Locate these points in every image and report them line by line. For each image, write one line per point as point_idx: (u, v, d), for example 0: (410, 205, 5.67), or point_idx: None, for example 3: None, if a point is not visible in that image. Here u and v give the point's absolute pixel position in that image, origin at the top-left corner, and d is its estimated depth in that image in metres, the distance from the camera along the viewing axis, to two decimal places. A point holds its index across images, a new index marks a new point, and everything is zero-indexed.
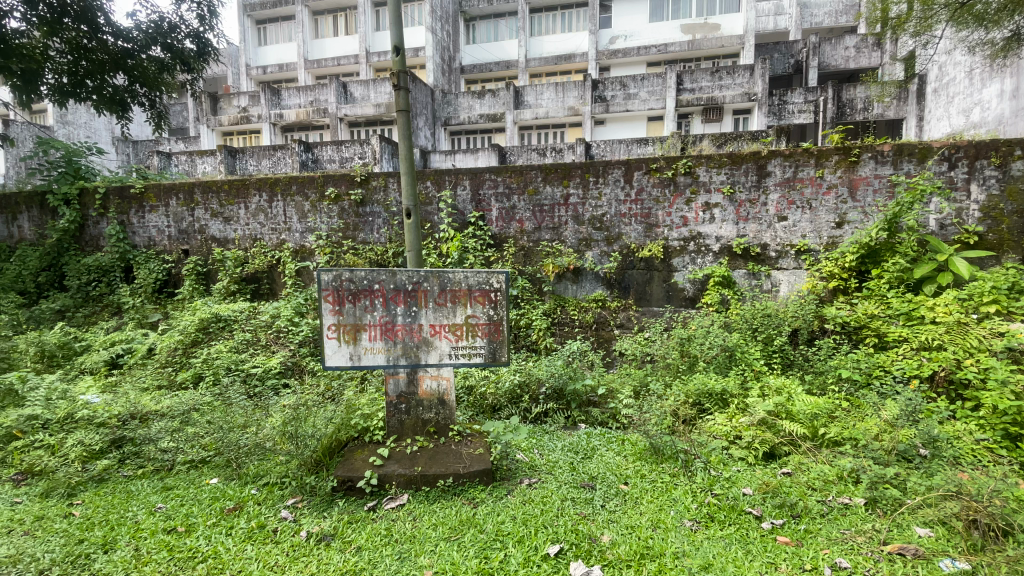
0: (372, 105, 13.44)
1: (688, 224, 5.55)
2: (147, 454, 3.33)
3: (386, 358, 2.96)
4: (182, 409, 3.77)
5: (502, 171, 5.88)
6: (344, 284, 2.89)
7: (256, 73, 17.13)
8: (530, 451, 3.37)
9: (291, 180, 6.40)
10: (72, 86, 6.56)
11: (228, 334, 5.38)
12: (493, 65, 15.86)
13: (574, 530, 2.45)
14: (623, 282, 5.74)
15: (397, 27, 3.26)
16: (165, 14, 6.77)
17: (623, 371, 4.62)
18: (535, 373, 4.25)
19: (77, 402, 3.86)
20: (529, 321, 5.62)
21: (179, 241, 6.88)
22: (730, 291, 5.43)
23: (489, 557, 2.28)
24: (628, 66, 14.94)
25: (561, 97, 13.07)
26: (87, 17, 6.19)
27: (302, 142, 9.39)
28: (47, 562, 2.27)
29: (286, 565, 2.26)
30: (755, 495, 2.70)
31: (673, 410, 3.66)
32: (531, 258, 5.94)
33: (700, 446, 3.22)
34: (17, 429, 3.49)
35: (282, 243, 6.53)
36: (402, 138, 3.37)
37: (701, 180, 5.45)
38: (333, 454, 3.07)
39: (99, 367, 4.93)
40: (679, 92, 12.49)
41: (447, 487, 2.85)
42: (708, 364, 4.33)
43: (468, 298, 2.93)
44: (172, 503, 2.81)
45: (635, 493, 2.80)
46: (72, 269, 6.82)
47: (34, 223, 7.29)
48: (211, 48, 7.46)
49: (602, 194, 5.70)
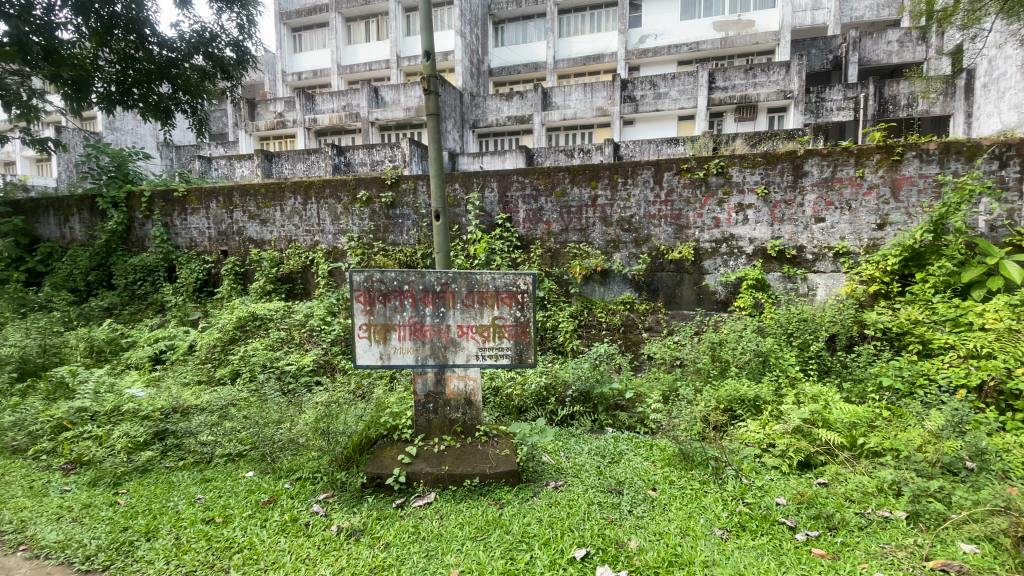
0: (402, 109, 13.69)
1: (721, 225, 5.43)
2: (188, 447, 3.46)
3: (415, 358, 3.00)
4: (220, 404, 3.90)
5: (530, 172, 5.87)
6: (375, 284, 2.95)
7: (292, 79, 17.69)
8: (556, 454, 3.35)
9: (325, 183, 6.58)
10: (120, 95, 6.96)
11: (263, 332, 5.56)
12: (521, 67, 15.92)
13: (600, 535, 2.43)
14: (652, 284, 5.66)
15: (428, 32, 3.30)
16: (207, 24, 7.07)
17: (652, 375, 4.55)
18: (562, 375, 4.22)
19: (123, 395, 4.03)
20: (556, 323, 5.61)
21: (219, 242, 7.15)
22: (764, 294, 5.28)
23: (515, 557, 2.28)
24: (658, 65, 14.74)
25: (589, 97, 13.00)
26: (135, 29, 6.55)
27: (335, 145, 9.63)
28: (94, 548, 2.44)
29: (318, 558, 2.32)
30: (789, 506, 2.62)
31: (703, 416, 3.57)
32: (559, 259, 5.91)
33: (731, 454, 3.13)
34: (68, 420, 3.70)
35: (316, 244, 6.70)
36: (431, 141, 3.41)
37: (734, 181, 5.33)
38: (363, 451, 3.14)
39: (143, 363, 5.15)
40: (711, 91, 12.19)
41: (474, 487, 2.87)
42: (741, 369, 4.21)
43: (496, 300, 2.94)
44: (210, 494, 2.92)
45: (663, 500, 2.76)
46: (120, 269, 7.17)
47: (85, 224, 7.69)
48: (250, 55, 7.74)
49: (631, 195, 5.63)
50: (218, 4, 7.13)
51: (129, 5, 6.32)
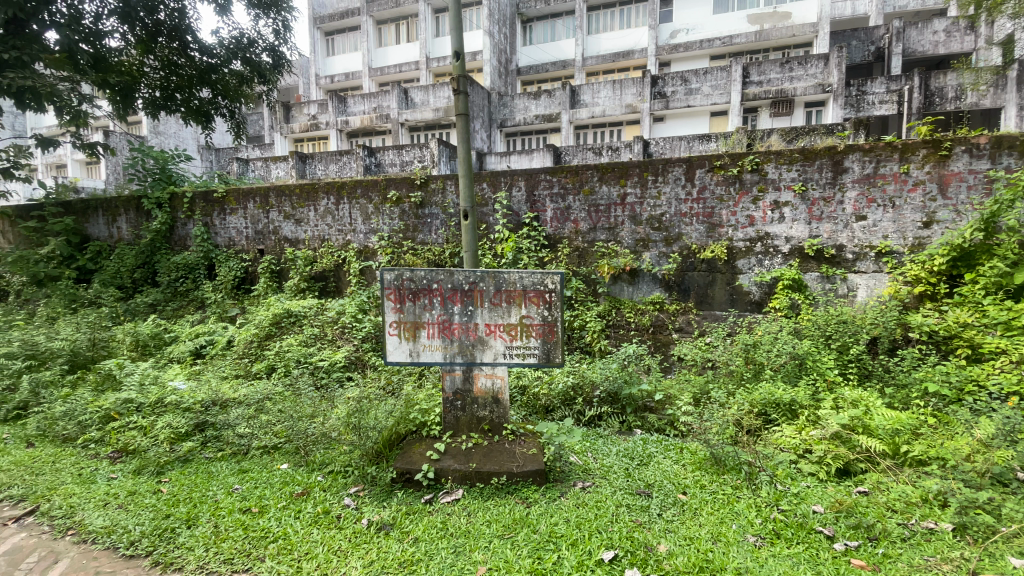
0: (431, 109, 13.83)
1: (756, 224, 5.28)
2: (226, 438, 3.59)
3: (443, 356, 3.03)
4: (257, 397, 4.02)
5: (558, 171, 5.85)
6: (405, 283, 3.00)
7: (325, 82, 18.14)
8: (584, 455, 3.32)
9: (356, 184, 6.71)
10: (164, 99, 7.31)
11: (298, 328, 5.71)
12: (550, 65, 15.85)
13: (629, 537, 2.40)
14: (682, 284, 5.54)
15: (458, 33, 3.32)
16: (245, 30, 7.32)
17: (682, 377, 4.47)
18: (589, 376, 4.18)
19: (166, 387, 4.20)
20: (583, 322, 5.58)
21: (256, 241, 7.38)
22: (800, 295, 5.11)
23: (543, 557, 2.27)
24: (689, 61, 14.44)
25: (619, 94, 12.85)
26: (177, 36, 6.87)
27: (366, 146, 9.81)
28: (139, 534, 2.55)
29: (349, 550, 2.37)
30: (826, 514, 2.53)
31: (736, 419, 3.49)
32: (586, 258, 5.86)
33: (765, 459, 3.04)
34: (115, 410, 3.89)
35: (347, 243, 6.85)
36: (461, 141, 3.43)
37: (770, 177, 5.18)
38: (393, 446, 3.18)
39: (185, 357, 5.37)
40: (745, 85, 11.87)
41: (501, 485, 2.87)
42: (776, 372, 4.09)
43: (523, 299, 2.93)
44: (247, 484, 3.02)
45: (694, 504, 2.70)
46: (164, 267, 7.50)
47: (131, 224, 8.05)
48: (285, 60, 7.98)
49: (661, 193, 5.53)
50: (255, 11, 7.35)
51: (172, 13, 6.63)
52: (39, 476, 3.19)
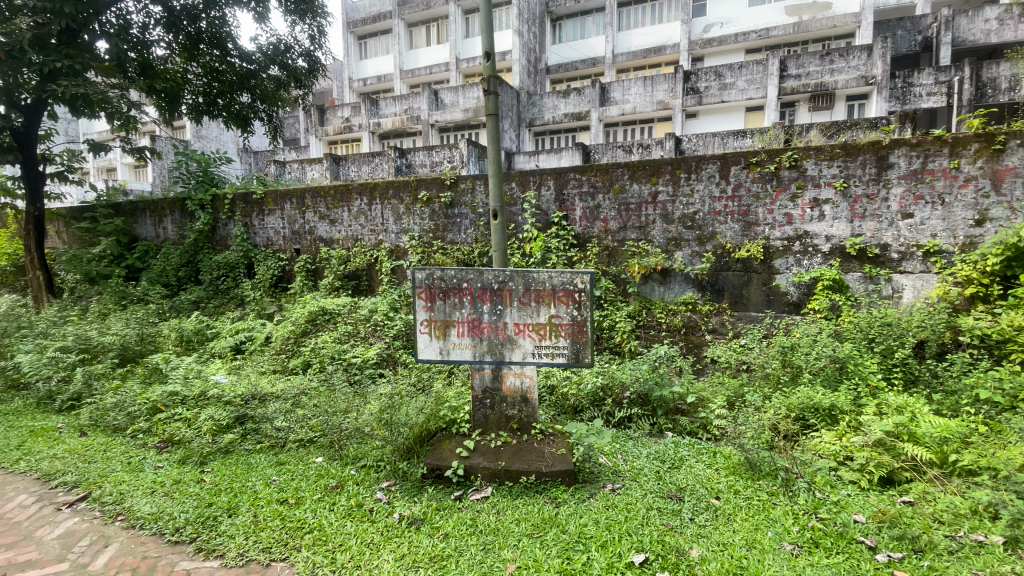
0: (461, 110, 13.93)
1: (794, 222, 5.12)
2: (265, 431, 3.71)
3: (473, 354, 3.05)
4: (293, 392, 4.14)
5: (587, 170, 5.80)
6: (436, 282, 3.04)
7: (357, 85, 18.53)
8: (613, 456, 3.29)
9: (388, 184, 6.84)
10: (206, 105, 7.64)
11: (332, 326, 5.85)
12: (579, 63, 15.74)
13: (660, 541, 2.36)
14: (716, 284, 5.42)
15: (488, 33, 3.34)
16: (282, 36, 7.58)
17: (716, 379, 4.37)
18: (619, 377, 4.14)
19: (209, 381, 4.37)
20: (613, 323, 5.53)
21: (292, 241, 7.59)
22: (841, 296, 4.92)
23: (572, 558, 2.26)
24: (724, 55, 14.08)
25: (650, 91, 12.67)
26: (218, 43, 7.19)
27: (397, 148, 9.96)
28: (184, 520, 2.67)
29: (381, 543, 2.42)
30: (868, 524, 2.43)
31: (773, 424, 3.39)
32: (616, 258, 5.80)
33: (803, 465, 2.95)
34: (162, 402, 4.07)
35: (379, 243, 6.98)
36: (491, 140, 3.44)
37: (809, 174, 5.01)
38: (423, 442, 3.23)
39: (226, 352, 5.57)
40: (782, 79, 11.53)
41: (530, 484, 2.87)
42: (815, 376, 3.94)
43: (553, 298, 2.92)
44: (284, 476, 3.11)
45: (727, 510, 2.63)
46: (207, 265, 7.82)
47: (176, 224, 8.41)
48: (320, 64, 8.20)
49: (694, 190, 5.42)
50: (291, 17, 7.59)
51: (212, 21, 7.00)
52: (92, 464, 3.38)
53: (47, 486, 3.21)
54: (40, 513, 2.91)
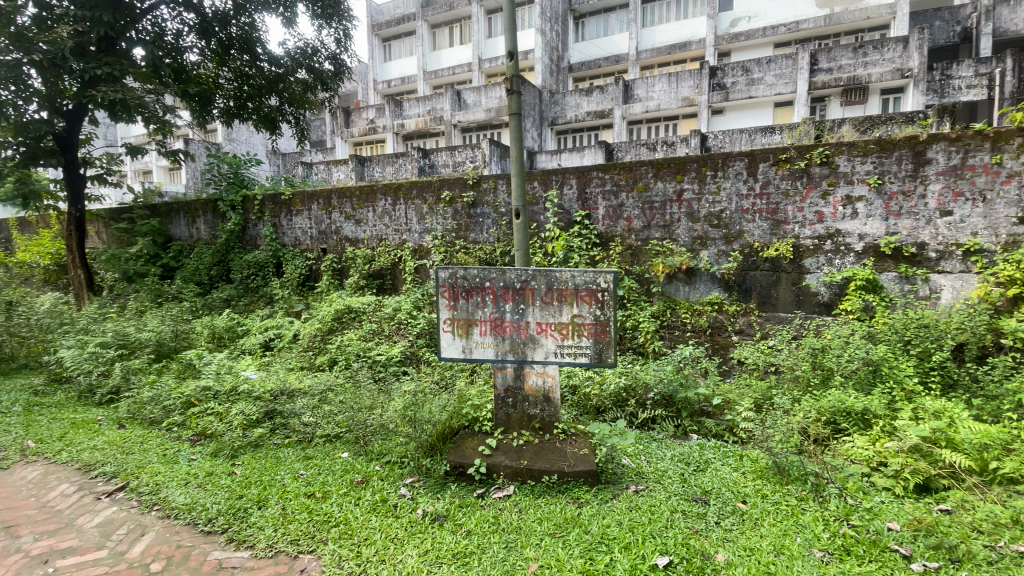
0: (483, 110, 13.98)
1: (825, 220, 4.98)
2: (293, 426, 3.80)
3: (495, 353, 3.07)
4: (320, 389, 4.23)
5: (610, 168, 5.75)
6: (459, 281, 3.07)
7: (382, 87, 18.80)
8: (637, 458, 3.26)
9: (412, 185, 6.92)
10: (237, 108, 7.88)
11: (357, 324, 5.95)
12: (602, 61, 15.62)
13: (684, 544, 2.33)
14: (743, 284, 5.30)
15: (512, 32, 3.35)
16: (309, 40, 7.76)
17: (743, 381, 4.29)
18: (643, 377, 4.09)
19: (239, 377, 4.51)
20: (636, 323, 5.49)
21: (319, 240, 7.75)
22: (875, 296, 4.76)
23: (595, 558, 2.25)
24: (752, 49, 13.72)
25: (674, 88, 12.48)
26: (248, 48, 7.39)
27: (421, 148, 10.07)
28: (216, 512, 2.76)
29: (405, 538, 2.46)
30: (903, 532, 2.35)
31: (802, 428, 3.31)
32: (639, 257, 5.74)
33: (834, 470, 2.86)
34: (196, 397, 4.22)
35: (403, 243, 7.06)
36: (514, 140, 3.45)
37: (841, 171, 4.86)
38: (446, 440, 3.26)
39: (256, 349, 5.73)
40: (812, 74, 11.20)
41: (552, 484, 2.86)
42: (847, 379, 3.83)
43: (575, 298, 2.90)
44: (311, 470, 3.18)
45: (755, 514, 2.58)
46: (238, 265, 8.05)
47: (208, 224, 8.67)
48: (346, 67, 8.36)
49: (720, 188, 5.32)
50: (318, 21, 7.75)
51: (243, 27, 7.22)
52: (130, 455, 3.52)
53: (88, 475, 3.35)
54: (81, 502, 3.04)
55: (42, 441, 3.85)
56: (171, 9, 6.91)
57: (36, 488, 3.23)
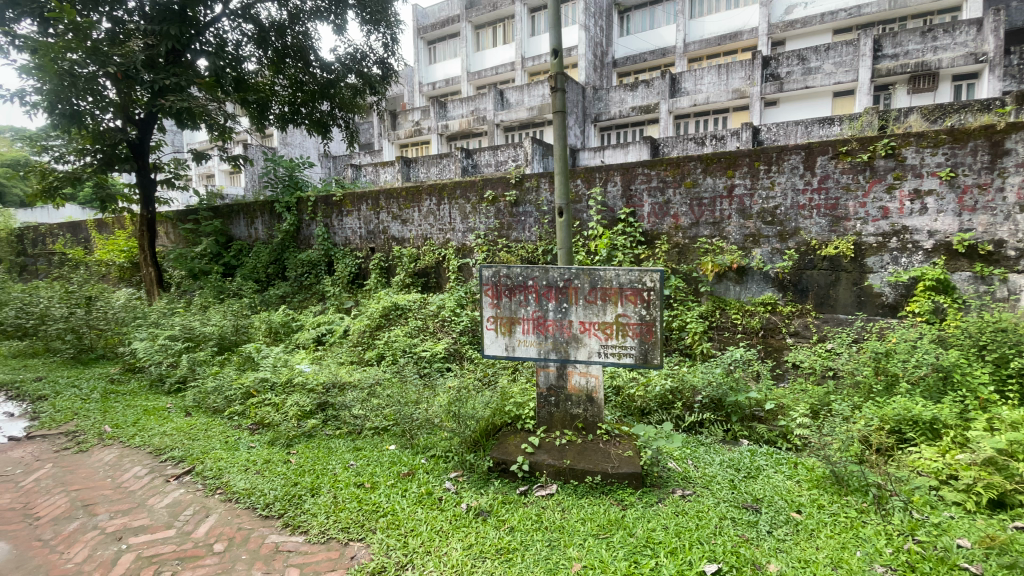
0: (526, 109, 14.00)
1: (890, 216, 4.67)
2: (344, 418, 3.95)
3: (538, 351, 3.07)
4: (369, 382, 4.38)
5: (656, 164, 5.62)
6: (502, 279, 3.09)
7: (427, 89, 19.18)
8: (683, 462, 3.19)
9: (456, 185, 7.03)
10: (291, 114, 8.22)
11: (403, 320, 6.11)
12: (648, 55, 15.29)
13: (734, 552, 2.26)
14: (799, 284, 5.06)
15: (556, 30, 3.32)
16: (358, 46, 8.08)
17: (798, 387, 4.11)
18: (690, 380, 3.99)
19: (294, 369, 4.74)
20: (683, 323, 5.36)
21: (367, 240, 8.01)
22: (946, 298, 4.42)
23: (639, 562, 2.22)
24: (807, 37, 13.08)
25: (725, 79, 12.03)
26: (302, 56, 7.79)
27: (464, 148, 10.19)
28: (273, 497, 2.92)
29: (449, 531, 2.51)
30: (974, 550, 2.17)
31: (863, 436, 3.12)
32: (687, 255, 5.58)
33: (898, 482, 2.69)
34: (255, 388, 4.46)
35: (447, 242, 7.19)
36: (558, 138, 3.43)
37: (908, 163, 4.56)
38: (489, 437, 3.30)
39: (309, 343, 6.01)
40: (876, 60, 10.54)
41: (596, 485, 2.84)
42: (914, 386, 3.57)
43: (619, 297, 2.86)
44: (361, 461, 3.30)
45: (810, 525, 2.46)
46: (293, 263, 8.45)
47: (265, 225, 9.13)
48: (393, 70, 8.61)
49: (775, 183, 5.09)
50: (367, 27, 8.00)
51: (297, 35, 7.64)
52: (196, 441, 3.77)
53: (158, 459, 3.61)
54: (151, 484, 3.28)
55: (117, 426, 4.19)
56: (231, 20, 7.31)
57: (113, 470, 3.51)
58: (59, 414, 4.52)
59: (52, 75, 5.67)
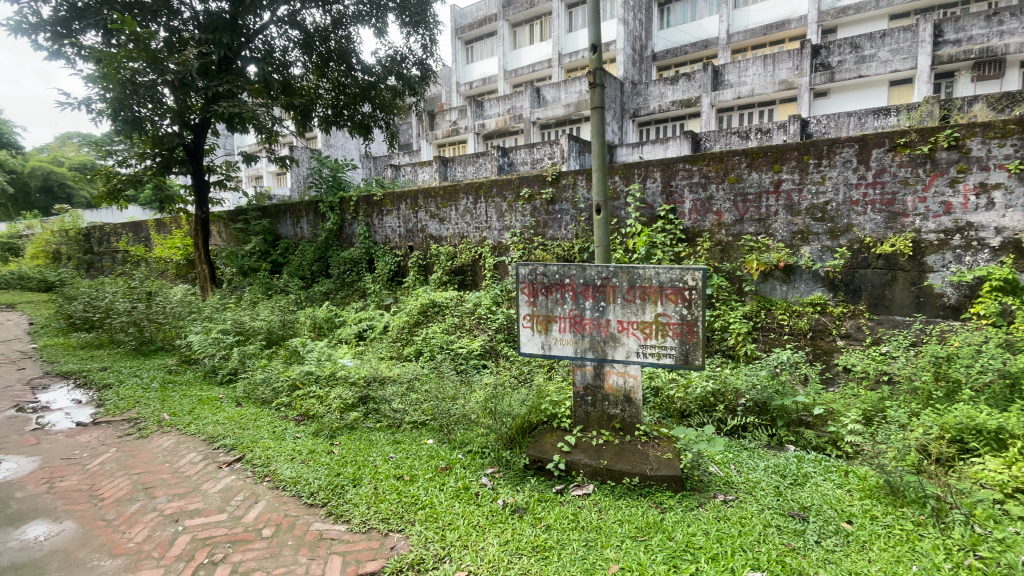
0: (563, 106, 13.91)
1: (953, 212, 4.38)
2: (384, 411, 4.05)
3: (574, 350, 3.05)
4: (408, 377, 4.47)
5: (698, 159, 5.47)
6: (538, 277, 3.09)
7: (464, 89, 19.39)
8: (725, 466, 3.11)
9: (492, 183, 7.07)
10: (334, 116, 8.50)
11: (441, 317, 6.20)
12: (689, 47, 14.90)
13: (779, 562, 2.18)
14: (851, 284, 4.82)
15: (595, 24, 3.28)
16: (398, 49, 8.26)
17: (850, 391, 3.92)
18: (733, 382, 3.87)
19: (337, 363, 4.90)
20: (726, 323, 5.19)
21: (406, 238, 8.17)
22: (1016, 300, 4.10)
23: (679, 567, 2.18)
24: (862, 23, 12.41)
25: (771, 70, 11.57)
26: (344, 60, 8.03)
27: (501, 147, 10.24)
28: (318, 487, 3.03)
29: (486, 526, 2.53)
30: None
31: (921, 445, 2.94)
32: (730, 253, 5.41)
33: (960, 495, 2.48)
34: (300, 380, 4.64)
35: (483, 240, 7.24)
36: (596, 134, 3.39)
37: (973, 155, 4.26)
38: (525, 434, 3.32)
39: (351, 338, 6.19)
40: (936, 47, 9.90)
41: (634, 486, 2.81)
42: (978, 393, 3.33)
43: (659, 296, 2.81)
44: (400, 454, 3.39)
45: (862, 536, 2.35)
46: (336, 261, 8.73)
47: (309, 224, 9.46)
48: (431, 71, 8.74)
49: (825, 178, 4.86)
50: (407, 28, 8.16)
51: (339, 40, 7.88)
52: (246, 430, 3.96)
53: (212, 446, 3.82)
54: (205, 469, 3.48)
55: (175, 414, 4.45)
56: (279, 27, 7.59)
57: (170, 456, 3.74)
58: (122, 402, 4.84)
59: (115, 83, 6.05)
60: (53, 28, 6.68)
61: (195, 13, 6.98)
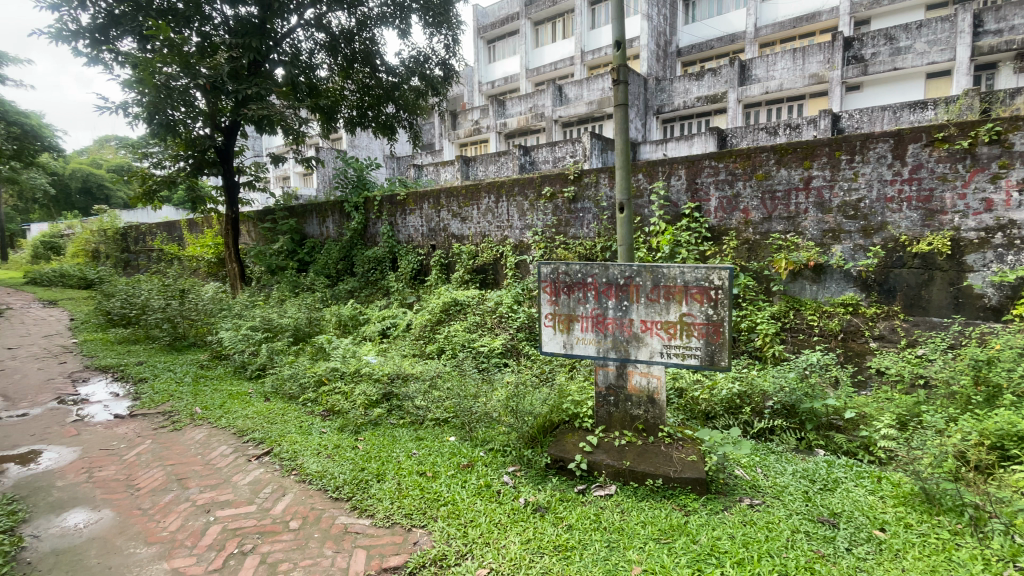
0: (585, 103, 13.81)
1: (994, 209, 4.20)
2: (407, 408, 4.11)
3: (596, 349, 3.03)
4: (430, 374, 4.51)
5: (724, 156, 5.37)
6: (560, 276, 3.08)
7: (486, 88, 19.44)
8: (752, 469, 3.05)
9: (514, 182, 7.08)
10: (359, 117, 8.64)
11: (462, 316, 6.25)
12: (715, 42, 14.63)
13: (807, 568, 2.13)
14: (885, 284, 4.66)
15: (619, 21, 3.25)
16: (421, 49, 8.33)
17: (882, 395, 3.80)
18: (760, 383, 3.79)
19: (361, 360, 4.99)
20: (752, 324, 5.08)
21: (429, 237, 8.24)
22: None
23: (703, 570, 2.15)
24: (897, 14, 11.97)
25: (800, 64, 11.25)
26: (369, 61, 8.15)
27: (523, 146, 10.25)
28: (343, 481, 3.09)
29: (508, 524, 2.55)
30: None
31: (959, 452, 2.83)
32: (757, 252, 5.29)
33: (1000, 503, 2.38)
34: (326, 376, 4.75)
35: (505, 239, 7.25)
36: (619, 132, 3.35)
37: (1017, 150, 4.06)
38: (547, 433, 3.31)
39: (375, 336, 6.29)
40: (976, 37, 9.54)
41: (657, 488, 2.78)
42: (1020, 399, 3.18)
43: (684, 296, 2.77)
44: (422, 450, 3.43)
45: (896, 545, 2.27)
46: (361, 260, 8.87)
47: (335, 223, 9.63)
48: (454, 71, 8.79)
49: (858, 174, 4.72)
50: (430, 29, 8.23)
51: (364, 42, 7.99)
52: (274, 425, 4.07)
53: (241, 440, 3.93)
54: (235, 462, 3.58)
55: (206, 408, 4.60)
56: (305, 30, 7.76)
57: (202, 448, 3.87)
58: (157, 396, 5.02)
59: (151, 87, 6.27)
60: (92, 35, 6.96)
61: (225, 18, 7.19)
